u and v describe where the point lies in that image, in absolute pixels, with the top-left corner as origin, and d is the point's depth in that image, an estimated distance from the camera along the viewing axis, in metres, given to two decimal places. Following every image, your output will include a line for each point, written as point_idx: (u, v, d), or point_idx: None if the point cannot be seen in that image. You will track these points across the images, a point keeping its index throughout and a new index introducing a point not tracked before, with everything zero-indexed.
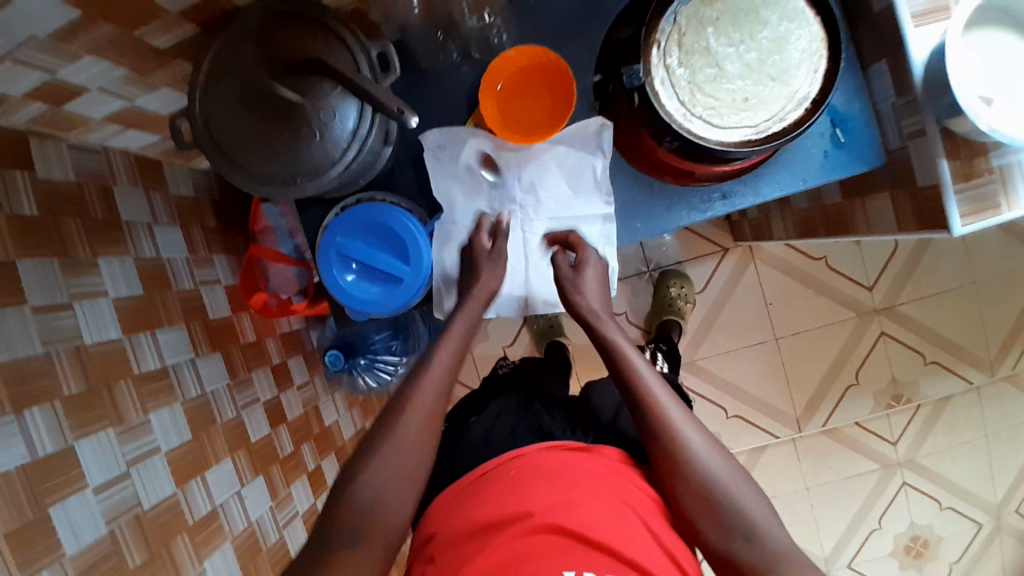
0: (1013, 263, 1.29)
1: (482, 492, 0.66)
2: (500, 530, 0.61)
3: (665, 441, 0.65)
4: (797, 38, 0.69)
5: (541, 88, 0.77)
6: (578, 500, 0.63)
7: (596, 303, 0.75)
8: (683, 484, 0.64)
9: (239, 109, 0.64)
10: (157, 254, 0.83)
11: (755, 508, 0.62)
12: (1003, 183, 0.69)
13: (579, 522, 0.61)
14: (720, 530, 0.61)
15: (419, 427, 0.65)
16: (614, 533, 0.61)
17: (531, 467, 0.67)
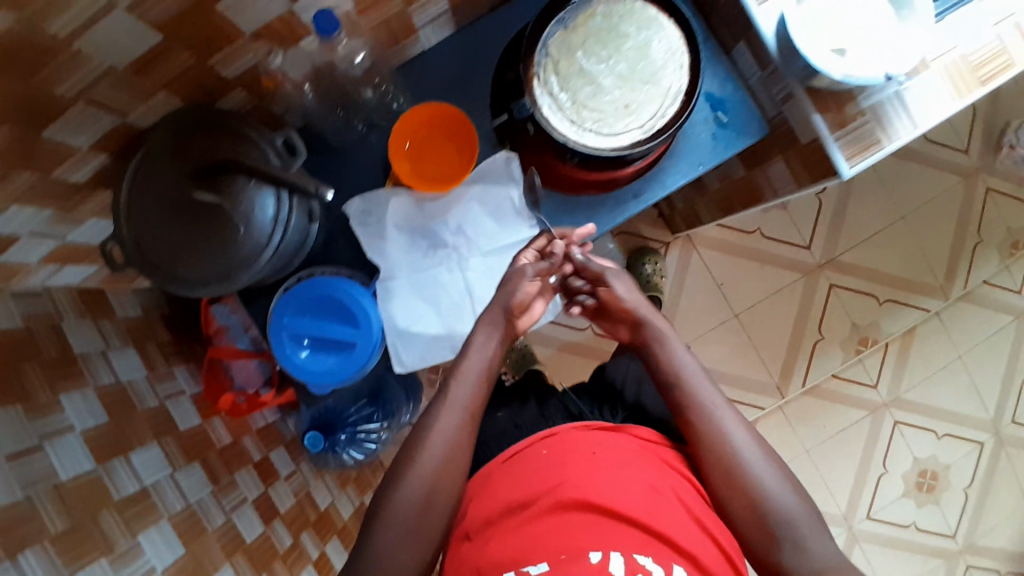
0: (932, 190, 1.36)
1: (518, 475, 0.70)
2: (541, 504, 0.65)
3: (711, 439, 0.72)
4: (657, 42, 0.76)
5: (444, 139, 0.82)
6: (621, 471, 0.68)
7: (634, 301, 0.81)
8: (728, 482, 0.69)
9: (164, 220, 0.67)
10: (116, 380, 0.85)
11: (795, 509, 0.67)
12: (876, 120, 0.75)
13: (624, 495, 0.65)
14: (759, 531, 0.67)
15: (459, 433, 0.71)
16: (655, 508, 0.64)
17: (568, 447, 0.71)
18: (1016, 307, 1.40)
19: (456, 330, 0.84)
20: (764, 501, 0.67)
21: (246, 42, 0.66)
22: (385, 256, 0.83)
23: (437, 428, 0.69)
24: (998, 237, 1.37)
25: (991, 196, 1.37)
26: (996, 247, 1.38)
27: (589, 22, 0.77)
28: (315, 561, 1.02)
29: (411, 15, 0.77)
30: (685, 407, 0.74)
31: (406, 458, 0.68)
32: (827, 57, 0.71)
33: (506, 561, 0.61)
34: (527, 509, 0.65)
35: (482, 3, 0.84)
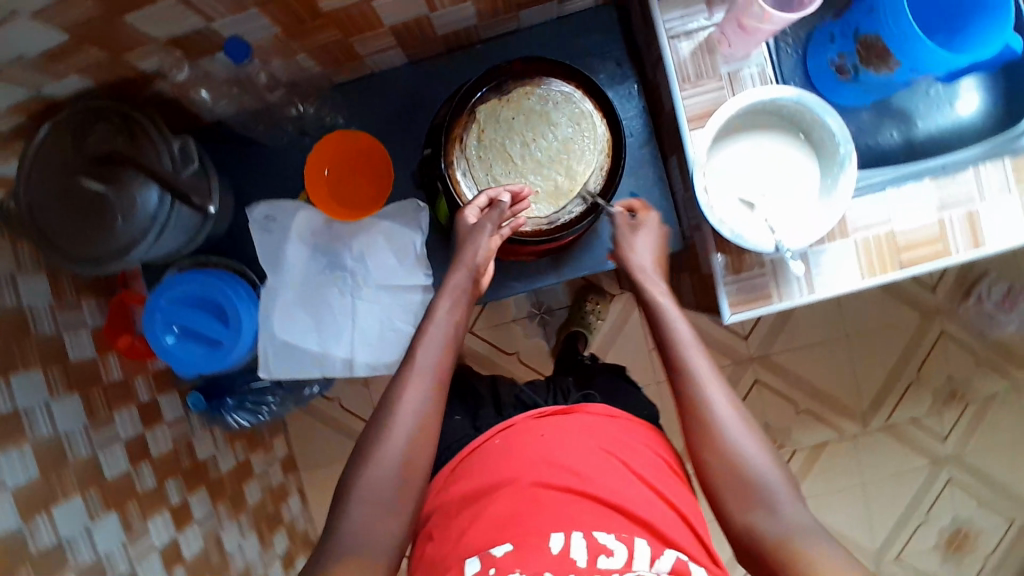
0: (885, 317, 1.33)
1: (473, 463, 0.75)
2: (494, 494, 0.69)
3: (693, 409, 0.66)
4: (583, 137, 0.77)
5: (360, 170, 0.83)
6: (573, 456, 0.72)
7: (645, 262, 0.75)
8: (706, 445, 0.65)
9: (49, 196, 0.68)
10: (17, 302, 0.90)
11: (774, 476, 0.62)
12: (773, 276, 0.75)
13: (573, 471, 0.70)
14: (737, 495, 0.62)
15: (422, 403, 0.66)
16: (621, 493, 0.68)
17: (515, 436, 0.76)
18: (935, 453, 1.38)
19: (331, 351, 0.86)
20: (742, 468, 0.63)
21: (157, 46, 0.65)
22: (281, 264, 0.85)
23: (405, 399, 0.66)
24: (937, 381, 1.35)
25: (943, 340, 1.34)
26: (933, 391, 1.35)
27: (524, 98, 0.77)
28: (174, 508, 1.07)
29: (353, 44, 0.76)
30: (673, 373, 0.69)
31: (368, 438, 0.65)
32: (734, 205, 0.71)
33: (475, 548, 0.65)
34: (487, 491, 0.70)
35: (439, 44, 0.83)
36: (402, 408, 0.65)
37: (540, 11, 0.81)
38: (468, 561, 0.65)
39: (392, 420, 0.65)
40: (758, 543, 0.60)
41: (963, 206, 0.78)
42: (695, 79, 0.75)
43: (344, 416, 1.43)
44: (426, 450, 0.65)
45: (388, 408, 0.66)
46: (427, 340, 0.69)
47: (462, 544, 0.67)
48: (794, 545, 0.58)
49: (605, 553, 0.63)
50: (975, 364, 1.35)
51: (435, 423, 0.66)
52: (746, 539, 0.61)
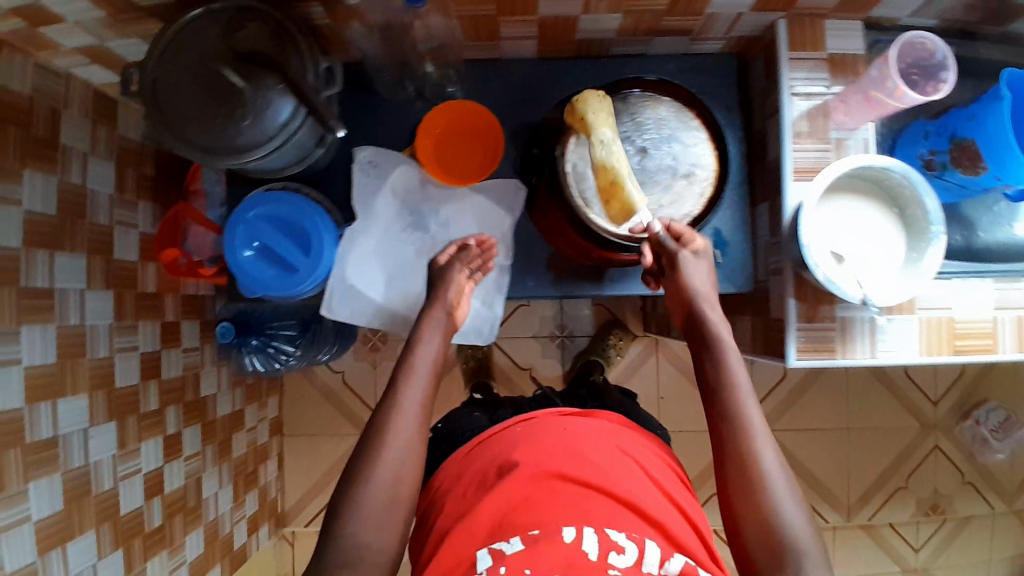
0: (888, 418, 1.38)
1: (492, 450, 0.76)
2: (514, 479, 0.70)
3: (729, 431, 0.65)
4: (691, 152, 0.78)
5: (474, 140, 0.84)
6: (589, 451, 0.73)
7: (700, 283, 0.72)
8: (731, 466, 0.64)
9: (188, 79, 0.70)
10: (81, 183, 0.88)
11: (794, 516, 0.61)
12: (841, 331, 0.78)
13: (587, 468, 0.71)
14: (754, 523, 0.61)
15: (415, 414, 0.68)
16: (635, 492, 0.69)
17: (537, 425, 0.77)
18: (905, 561, 1.40)
19: (393, 306, 0.87)
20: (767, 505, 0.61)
21: None
22: (368, 211, 0.85)
23: (402, 403, 0.68)
24: (923, 492, 1.39)
25: (936, 454, 1.39)
26: (917, 501, 1.39)
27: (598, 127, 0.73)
28: (168, 436, 1.02)
29: (499, 26, 0.79)
30: (710, 387, 0.68)
31: (372, 432, 0.67)
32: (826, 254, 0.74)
33: (484, 530, 0.66)
34: (500, 476, 0.72)
35: (570, 49, 0.86)
36: (398, 412, 0.68)
37: (672, 43, 0.85)
38: (475, 543, 0.66)
39: (393, 420, 0.67)
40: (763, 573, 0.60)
41: (1017, 310, 0.83)
42: (807, 136, 0.79)
43: (344, 392, 1.40)
44: (412, 455, 0.67)
45: (387, 409, 0.68)
46: (420, 355, 0.72)
47: (470, 530, 0.67)
48: None
49: (617, 550, 0.63)
50: (960, 482, 1.40)
51: (421, 428, 0.68)
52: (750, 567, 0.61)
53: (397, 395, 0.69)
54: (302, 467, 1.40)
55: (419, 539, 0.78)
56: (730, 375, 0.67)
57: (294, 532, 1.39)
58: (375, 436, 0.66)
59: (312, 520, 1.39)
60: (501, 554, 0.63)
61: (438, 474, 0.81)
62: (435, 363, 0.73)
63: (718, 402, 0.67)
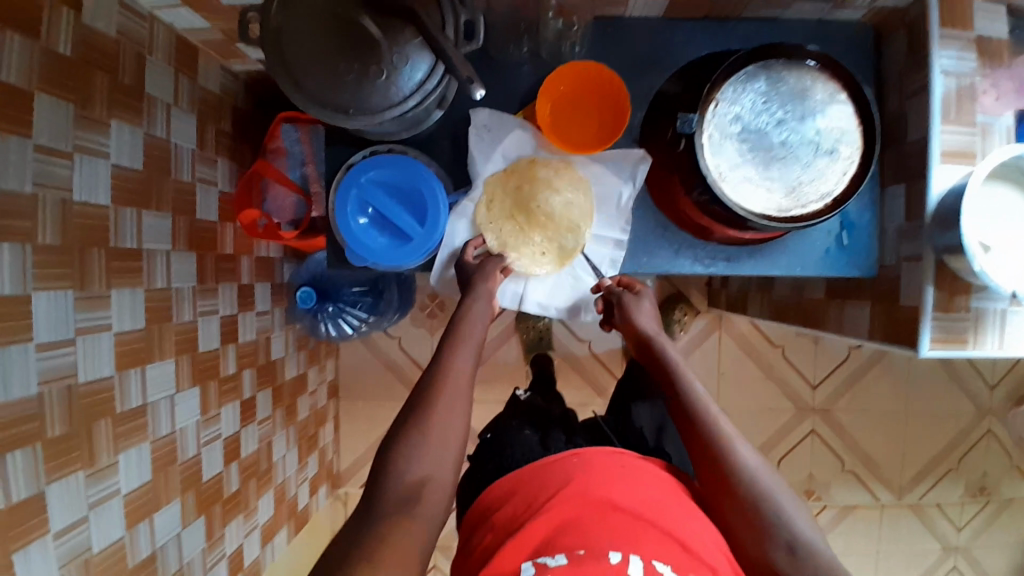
0: (943, 402, 1.39)
1: (544, 477, 0.69)
2: (555, 511, 0.63)
3: (720, 471, 0.64)
4: (835, 130, 0.75)
5: (597, 105, 0.79)
6: (640, 488, 0.67)
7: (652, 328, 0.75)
8: (737, 513, 0.63)
9: (317, 27, 0.63)
10: (166, 136, 0.81)
11: (808, 534, 0.61)
12: (974, 324, 0.75)
13: (638, 501, 0.65)
14: (762, 547, 0.62)
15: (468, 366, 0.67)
16: (685, 531, 0.63)
17: (590, 458, 0.71)
18: (948, 540, 1.43)
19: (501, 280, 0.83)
20: (776, 529, 0.61)
21: None
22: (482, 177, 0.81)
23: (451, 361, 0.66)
24: (972, 474, 1.41)
25: (987, 438, 1.40)
26: (965, 482, 1.41)
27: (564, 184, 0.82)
28: (244, 401, 1.00)
29: None
30: (699, 442, 0.67)
31: (423, 391, 0.64)
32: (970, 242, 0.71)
33: (528, 548, 0.60)
34: (542, 505, 0.65)
35: (700, 10, 0.81)
36: (448, 368, 0.65)
37: (811, 8, 0.80)
38: (518, 558, 0.60)
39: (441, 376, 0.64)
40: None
41: None
42: (956, 117, 0.75)
43: (400, 358, 1.36)
44: (465, 403, 0.64)
45: (437, 366, 0.66)
46: (467, 326, 0.70)
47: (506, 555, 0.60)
48: None
49: None
50: (1008, 466, 1.41)
51: (470, 386, 0.66)
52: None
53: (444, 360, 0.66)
54: (356, 431, 1.38)
55: (463, 555, 0.71)
56: (707, 416, 0.67)
57: (347, 493, 1.38)
58: (429, 385, 0.64)
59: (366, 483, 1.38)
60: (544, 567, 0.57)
61: (483, 497, 0.73)
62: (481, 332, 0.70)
63: (709, 450, 0.66)
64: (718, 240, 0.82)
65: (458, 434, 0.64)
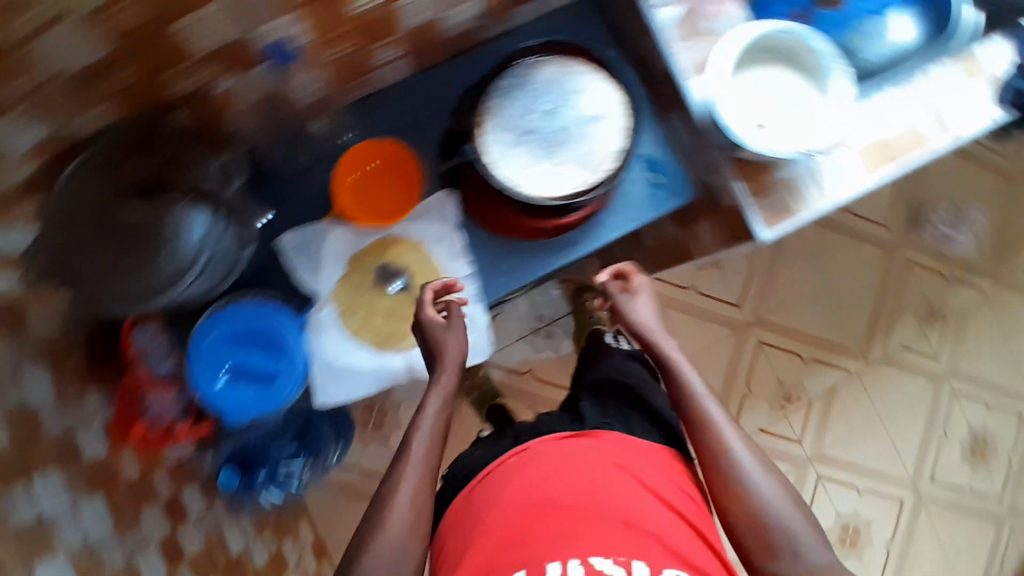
0: (853, 257, 1.45)
1: (502, 481, 0.75)
2: (521, 517, 0.70)
3: (710, 455, 0.74)
4: (596, 96, 0.81)
5: (389, 177, 0.84)
6: (589, 473, 0.73)
7: (652, 324, 0.83)
8: (714, 468, 0.73)
9: (88, 236, 0.63)
10: (24, 400, 0.74)
11: (774, 491, 0.71)
12: (787, 193, 0.80)
13: (576, 488, 0.72)
14: (739, 502, 0.71)
15: (430, 436, 0.70)
16: (630, 506, 0.71)
17: (536, 454, 0.77)
18: (932, 371, 1.48)
19: (384, 365, 0.83)
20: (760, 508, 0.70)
21: (198, 61, 0.63)
22: (319, 287, 0.83)
23: (419, 434, 0.70)
24: (916, 304, 1.47)
25: (911, 267, 1.46)
26: (914, 315, 1.47)
27: (398, 256, 0.85)
28: None
29: (371, 56, 0.77)
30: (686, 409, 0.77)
31: (398, 465, 0.68)
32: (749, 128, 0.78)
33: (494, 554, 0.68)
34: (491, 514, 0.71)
35: (443, 51, 0.85)
36: (422, 441, 0.70)
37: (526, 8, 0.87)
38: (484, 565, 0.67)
39: (404, 457, 0.68)
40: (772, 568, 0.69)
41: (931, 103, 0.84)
42: (688, 32, 0.81)
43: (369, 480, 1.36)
44: (439, 457, 0.70)
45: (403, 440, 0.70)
46: (433, 400, 0.72)
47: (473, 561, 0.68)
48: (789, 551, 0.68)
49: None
50: (943, 282, 1.48)
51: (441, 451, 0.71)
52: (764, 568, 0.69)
53: (410, 446, 0.69)
54: None
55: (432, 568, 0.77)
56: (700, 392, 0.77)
57: None
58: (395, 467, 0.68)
59: None
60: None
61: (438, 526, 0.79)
62: (446, 413, 0.73)
63: (692, 416, 0.76)
64: (556, 236, 0.86)
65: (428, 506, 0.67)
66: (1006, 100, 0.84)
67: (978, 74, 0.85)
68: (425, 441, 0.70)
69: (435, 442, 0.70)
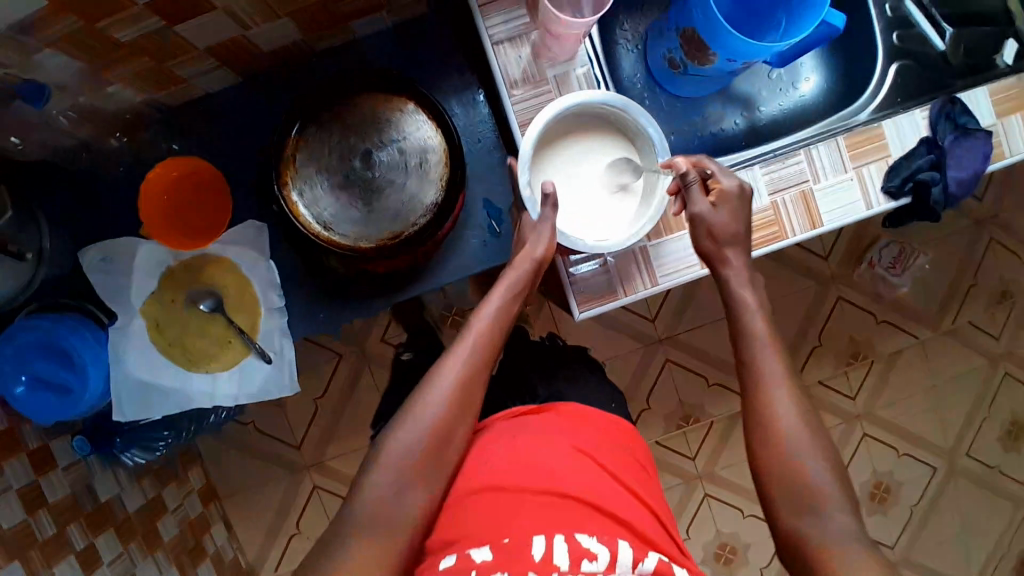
0: (784, 284, 1.36)
1: (484, 455, 0.69)
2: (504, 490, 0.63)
3: (756, 413, 0.64)
4: (415, 141, 0.79)
5: (205, 199, 0.81)
6: (586, 456, 0.68)
7: (735, 228, 0.71)
8: (763, 434, 0.62)
9: None
10: None
11: (818, 469, 0.60)
12: (615, 273, 0.79)
13: (569, 469, 0.66)
14: (787, 483, 0.60)
15: (449, 392, 0.66)
16: (616, 501, 0.64)
17: (502, 434, 0.71)
18: (846, 412, 1.41)
19: (189, 388, 0.84)
20: (796, 472, 0.60)
21: None
22: (128, 302, 0.82)
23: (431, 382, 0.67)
24: (838, 344, 1.39)
25: (841, 304, 1.37)
26: (836, 353, 1.39)
27: (215, 278, 0.83)
28: (79, 553, 1.03)
29: (171, 69, 0.73)
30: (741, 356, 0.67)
31: (407, 420, 0.65)
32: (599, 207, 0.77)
33: (467, 531, 0.60)
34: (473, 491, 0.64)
35: (270, 62, 0.81)
36: (439, 378, 0.67)
37: (369, 21, 0.80)
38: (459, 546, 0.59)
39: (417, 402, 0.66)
40: (792, 543, 0.59)
41: (795, 186, 0.78)
42: (524, 81, 0.77)
43: (260, 440, 1.42)
44: (467, 412, 0.67)
45: (436, 368, 0.68)
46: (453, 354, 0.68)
47: (452, 523, 0.62)
48: (837, 557, 0.56)
49: (588, 559, 0.56)
50: (875, 323, 1.39)
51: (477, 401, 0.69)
52: (787, 541, 0.59)
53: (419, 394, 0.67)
54: (251, 517, 1.44)
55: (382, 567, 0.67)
56: (754, 335, 0.67)
57: None
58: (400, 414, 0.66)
59: (279, 565, 1.44)
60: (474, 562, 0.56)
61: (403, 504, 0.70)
62: (478, 372, 0.68)
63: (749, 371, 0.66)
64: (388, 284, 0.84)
65: (427, 472, 0.64)
66: (892, 185, 0.78)
67: (869, 148, 0.79)
68: (436, 397, 0.66)
69: (462, 406, 0.67)
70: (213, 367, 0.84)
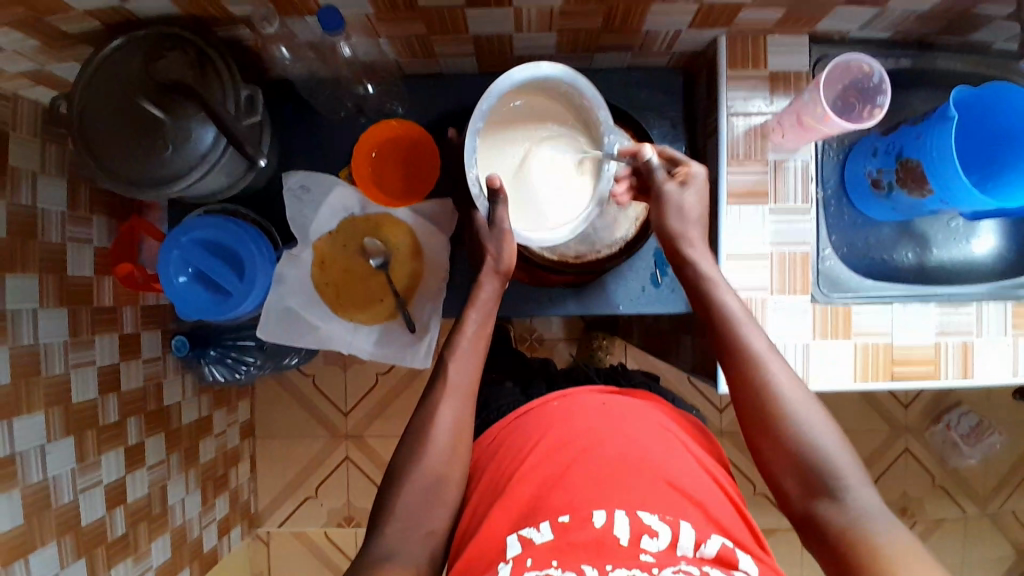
0: (856, 419, 1.37)
1: (520, 430, 0.66)
2: (531, 458, 0.61)
3: (745, 396, 0.63)
4: None
5: (410, 162, 0.83)
6: (623, 419, 0.63)
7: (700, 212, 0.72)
8: (761, 422, 0.62)
9: (114, 115, 0.70)
10: (32, 204, 0.86)
11: (829, 442, 0.59)
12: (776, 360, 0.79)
13: (587, 429, 0.62)
14: (793, 463, 0.59)
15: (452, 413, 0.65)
16: (661, 464, 0.59)
17: (576, 399, 0.67)
18: None
19: (328, 330, 0.86)
20: (804, 451, 0.59)
21: None
22: (304, 232, 0.85)
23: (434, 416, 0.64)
24: (892, 494, 1.39)
25: (905, 457, 1.38)
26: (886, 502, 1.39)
27: (388, 236, 0.86)
28: (128, 447, 1.03)
29: (432, 45, 0.78)
30: (718, 339, 0.66)
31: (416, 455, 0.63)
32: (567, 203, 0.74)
33: (521, 507, 0.58)
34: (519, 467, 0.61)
35: (510, 64, 0.85)
36: (436, 419, 0.64)
37: (613, 59, 0.85)
38: (502, 526, 0.57)
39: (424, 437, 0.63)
40: (819, 531, 0.57)
41: (960, 336, 0.81)
42: (745, 157, 0.79)
43: (313, 396, 1.43)
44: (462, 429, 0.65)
45: (422, 419, 0.65)
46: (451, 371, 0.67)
47: (506, 503, 0.58)
48: (868, 537, 0.55)
49: (650, 536, 0.53)
50: (931, 485, 1.39)
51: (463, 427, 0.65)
52: (812, 526, 0.58)
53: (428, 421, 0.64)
54: (275, 467, 1.44)
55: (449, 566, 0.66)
56: (734, 317, 0.66)
57: (267, 532, 1.44)
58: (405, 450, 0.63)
59: (284, 521, 1.44)
60: (531, 543, 0.54)
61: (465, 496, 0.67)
62: (465, 389, 0.67)
63: (736, 355, 0.64)
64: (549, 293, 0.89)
65: (449, 498, 0.63)
66: None
67: None
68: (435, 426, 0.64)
69: (456, 430, 0.64)
70: (357, 316, 0.86)
